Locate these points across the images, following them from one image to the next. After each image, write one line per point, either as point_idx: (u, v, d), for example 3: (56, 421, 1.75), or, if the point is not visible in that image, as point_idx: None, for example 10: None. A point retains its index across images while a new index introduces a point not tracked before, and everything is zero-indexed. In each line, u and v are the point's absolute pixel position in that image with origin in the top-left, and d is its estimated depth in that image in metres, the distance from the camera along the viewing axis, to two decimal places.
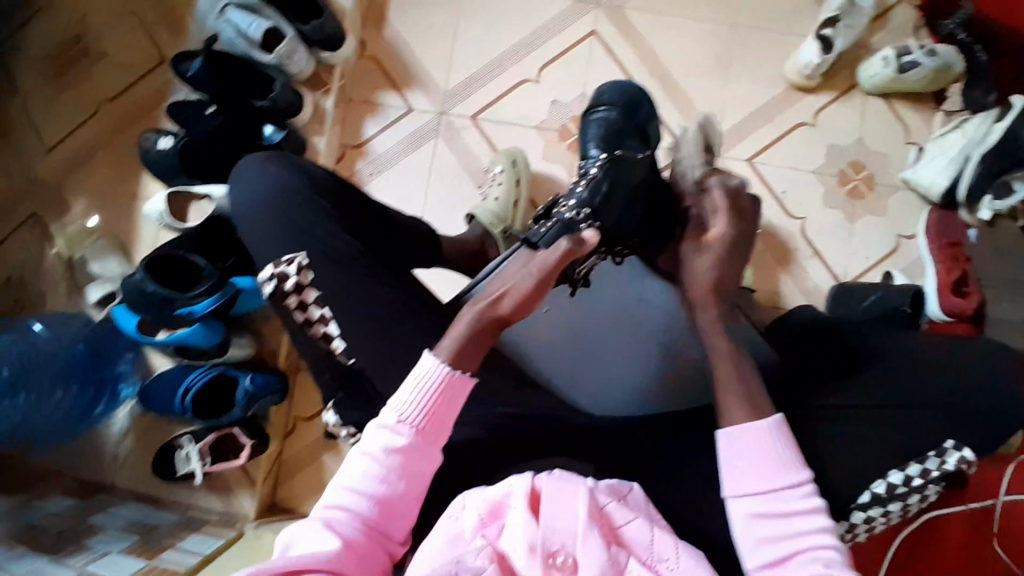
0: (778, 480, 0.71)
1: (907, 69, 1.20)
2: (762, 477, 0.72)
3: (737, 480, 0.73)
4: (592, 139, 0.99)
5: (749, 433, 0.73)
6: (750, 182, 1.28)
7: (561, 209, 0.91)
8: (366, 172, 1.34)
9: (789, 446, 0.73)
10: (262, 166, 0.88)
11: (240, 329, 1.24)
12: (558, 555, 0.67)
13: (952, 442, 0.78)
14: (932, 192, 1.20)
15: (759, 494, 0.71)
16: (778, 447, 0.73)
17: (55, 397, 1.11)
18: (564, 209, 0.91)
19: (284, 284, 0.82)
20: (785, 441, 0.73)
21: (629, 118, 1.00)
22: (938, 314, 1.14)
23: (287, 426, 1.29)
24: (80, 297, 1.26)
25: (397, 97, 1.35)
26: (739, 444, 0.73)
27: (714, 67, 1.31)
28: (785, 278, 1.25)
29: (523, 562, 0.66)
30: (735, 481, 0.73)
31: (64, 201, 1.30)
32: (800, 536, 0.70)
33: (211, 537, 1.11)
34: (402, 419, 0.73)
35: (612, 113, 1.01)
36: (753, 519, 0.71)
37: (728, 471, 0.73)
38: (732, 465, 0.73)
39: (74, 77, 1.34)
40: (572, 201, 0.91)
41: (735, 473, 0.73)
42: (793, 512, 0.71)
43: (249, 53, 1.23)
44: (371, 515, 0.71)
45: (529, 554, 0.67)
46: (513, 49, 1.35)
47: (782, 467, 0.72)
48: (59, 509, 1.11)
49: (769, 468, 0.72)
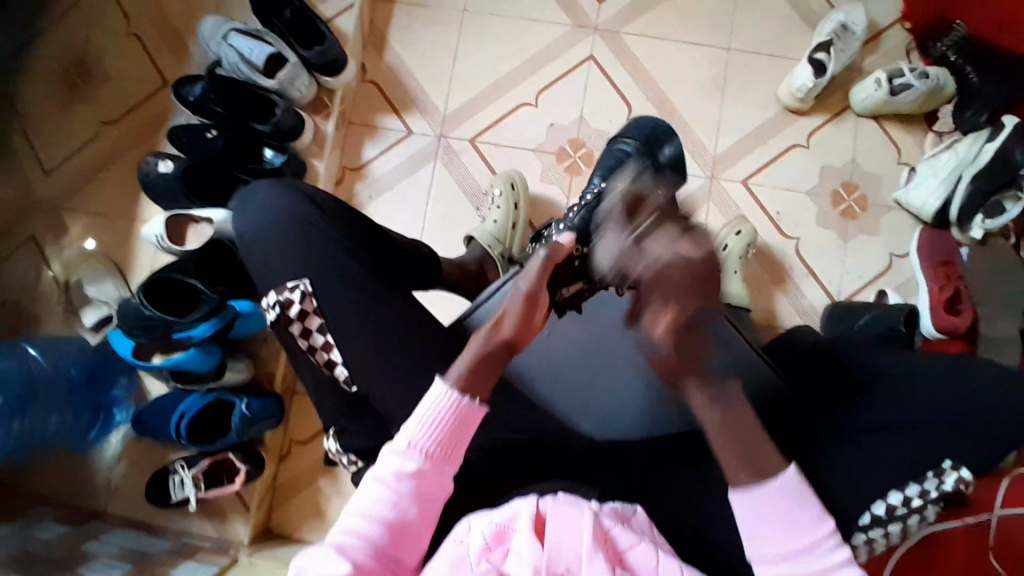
0: (799, 535, 0.65)
1: (899, 91, 1.22)
2: (782, 532, 0.66)
3: (756, 537, 0.67)
4: (602, 168, 1.10)
5: (765, 487, 0.67)
6: (746, 202, 1.30)
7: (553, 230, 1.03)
8: (365, 194, 1.34)
9: (809, 497, 0.66)
10: (270, 190, 0.89)
11: (238, 352, 1.23)
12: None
13: (950, 462, 0.78)
14: (924, 213, 1.22)
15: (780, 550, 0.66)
16: (797, 501, 0.66)
17: (50, 422, 1.11)
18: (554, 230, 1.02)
19: (288, 310, 0.82)
20: (805, 495, 0.66)
21: (645, 149, 1.10)
22: (932, 332, 1.15)
23: (284, 449, 1.27)
24: (75, 320, 1.25)
25: (397, 120, 1.37)
26: (755, 501, 0.67)
27: (709, 90, 1.33)
28: (780, 297, 1.26)
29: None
30: (754, 538, 0.67)
31: (61, 223, 1.30)
32: None
33: (203, 565, 1.08)
34: (413, 444, 0.72)
35: (629, 146, 1.10)
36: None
37: (745, 528, 0.67)
38: (750, 522, 0.67)
39: (74, 99, 1.34)
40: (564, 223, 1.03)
41: (752, 530, 0.67)
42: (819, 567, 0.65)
43: (251, 77, 1.24)
44: (383, 540, 0.69)
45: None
46: (512, 72, 1.36)
47: (799, 524, 0.66)
48: (51, 535, 1.09)
49: (786, 524, 0.66)
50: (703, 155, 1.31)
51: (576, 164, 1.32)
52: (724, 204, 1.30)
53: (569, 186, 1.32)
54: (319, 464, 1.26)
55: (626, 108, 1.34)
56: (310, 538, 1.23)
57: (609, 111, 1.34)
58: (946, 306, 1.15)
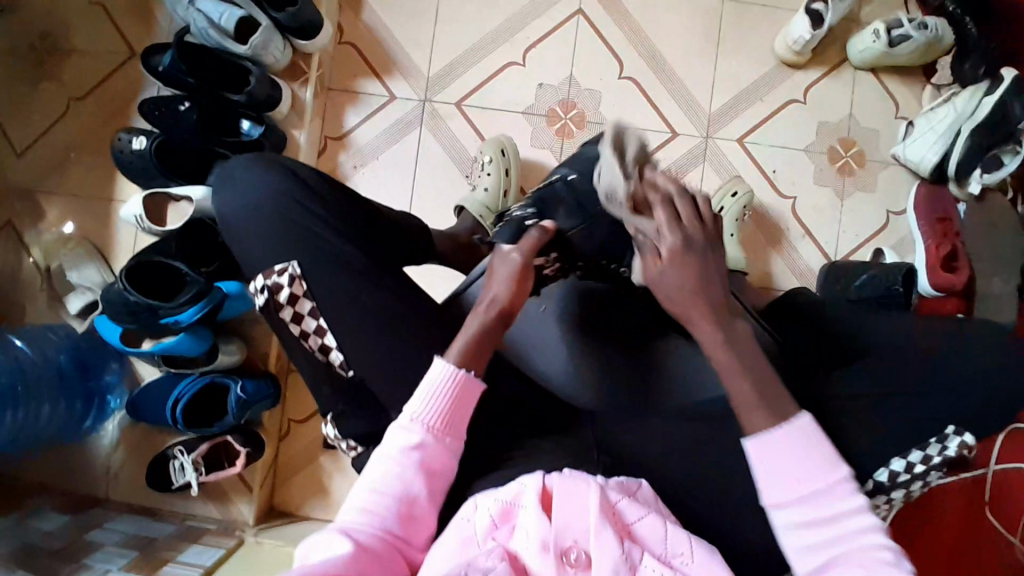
0: (817, 480, 0.65)
1: (898, 42, 1.18)
2: (799, 478, 0.65)
3: (774, 483, 0.66)
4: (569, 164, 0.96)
5: (779, 434, 0.66)
6: (742, 162, 1.27)
7: (513, 210, 0.93)
8: (349, 164, 1.29)
9: (824, 442, 0.66)
10: (249, 167, 0.85)
11: (228, 333, 1.21)
12: (571, 551, 0.66)
13: (952, 428, 0.77)
14: (922, 167, 1.20)
15: (798, 495, 0.65)
16: (812, 447, 0.66)
17: (43, 412, 1.08)
18: (514, 210, 0.92)
19: (278, 295, 0.79)
20: (820, 439, 0.66)
21: None
22: (928, 290, 1.15)
23: (282, 428, 1.26)
24: (59, 307, 1.22)
25: (379, 85, 1.31)
26: (772, 448, 0.66)
27: (704, 45, 1.28)
28: (777, 258, 1.25)
29: (537, 560, 0.65)
30: (772, 485, 0.66)
31: (35, 206, 1.25)
32: (841, 537, 0.64)
33: (210, 548, 1.08)
34: (416, 419, 0.73)
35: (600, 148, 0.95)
36: (792, 524, 0.65)
37: (763, 476, 0.66)
38: (767, 469, 0.66)
39: (37, 75, 1.27)
40: (522, 204, 0.93)
41: (770, 476, 0.66)
42: (835, 513, 0.64)
43: (222, 44, 1.16)
44: (389, 518, 0.70)
45: (542, 552, 0.65)
46: (498, 30, 1.30)
47: (817, 469, 0.65)
48: (53, 525, 1.08)
49: (803, 469, 0.65)
50: (698, 115, 1.27)
51: (568, 127, 1.28)
52: (720, 165, 1.27)
53: (561, 150, 1.28)
54: (320, 441, 1.26)
55: (619, 66, 1.29)
56: (315, 513, 1.24)
57: (600, 69, 1.29)
58: (942, 264, 1.15)
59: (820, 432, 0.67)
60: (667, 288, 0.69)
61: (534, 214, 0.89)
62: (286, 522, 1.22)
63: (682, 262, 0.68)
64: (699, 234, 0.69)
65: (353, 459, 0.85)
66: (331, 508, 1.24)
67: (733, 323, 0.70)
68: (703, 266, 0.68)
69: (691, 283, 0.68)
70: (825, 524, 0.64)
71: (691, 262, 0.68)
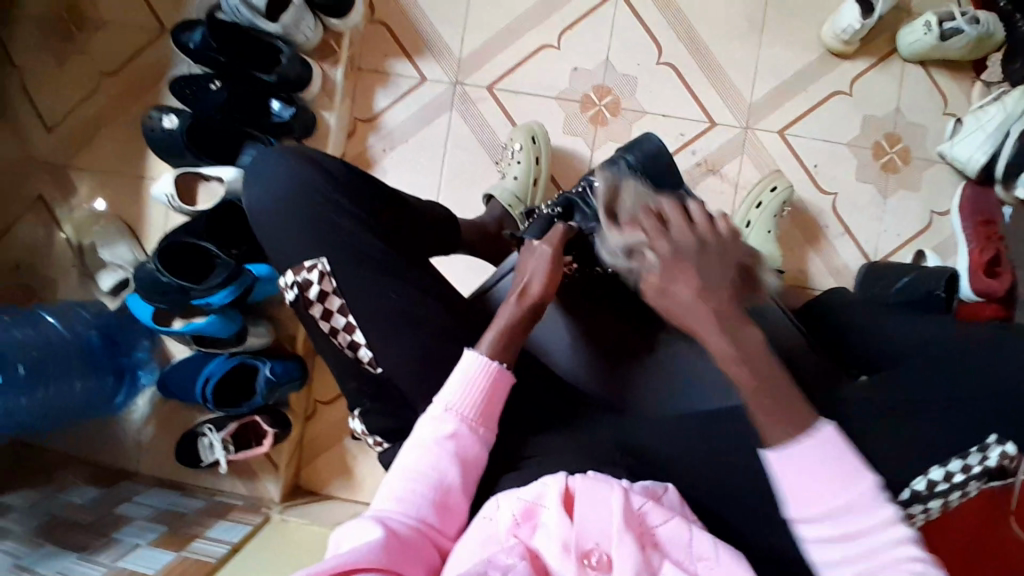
0: (838, 494, 0.58)
1: (949, 36, 1.13)
2: (822, 496, 0.58)
3: (799, 497, 0.59)
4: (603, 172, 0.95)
5: (802, 444, 0.59)
6: (781, 155, 1.23)
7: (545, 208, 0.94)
8: (378, 148, 1.28)
9: (851, 454, 0.59)
10: (279, 157, 0.85)
11: (256, 315, 1.21)
12: (592, 554, 0.64)
13: (995, 437, 0.70)
14: (968, 168, 1.16)
15: (827, 512, 0.58)
16: (839, 459, 0.59)
17: (75, 387, 1.10)
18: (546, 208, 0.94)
19: (308, 292, 0.79)
20: (849, 453, 0.59)
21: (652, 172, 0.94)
22: (969, 295, 1.09)
23: (308, 409, 1.27)
24: (91, 283, 1.24)
25: (409, 65, 1.28)
26: (793, 458, 0.59)
27: (747, 32, 1.24)
28: (814, 257, 1.22)
29: (557, 560, 0.63)
30: (797, 499, 0.59)
31: (67, 182, 1.26)
32: (877, 552, 0.58)
33: (236, 524, 1.10)
34: (449, 408, 0.73)
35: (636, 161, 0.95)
36: (819, 539, 0.59)
37: (788, 490, 0.60)
38: (791, 480, 0.59)
39: (69, 49, 1.27)
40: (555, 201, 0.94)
41: (798, 492, 0.59)
42: (865, 526, 0.58)
43: (254, 21, 1.14)
44: (422, 505, 0.69)
45: (562, 552, 0.63)
46: (532, 12, 1.27)
47: (846, 480, 0.58)
48: (82, 498, 1.11)
49: (833, 483, 0.58)
50: (737, 105, 1.24)
51: (602, 114, 1.25)
52: (758, 157, 1.23)
53: (593, 138, 1.25)
54: (344, 424, 1.26)
55: (657, 50, 1.25)
56: (340, 494, 1.26)
57: (636, 53, 1.25)
58: (985, 269, 1.09)
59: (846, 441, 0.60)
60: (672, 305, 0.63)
61: (562, 214, 0.91)
62: (310, 501, 1.24)
63: (681, 270, 0.62)
64: (692, 235, 0.63)
65: (381, 454, 0.84)
66: (355, 490, 1.25)
67: (744, 329, 0.62)
68: (700, 277, 0.62)
69: (692, 295, 0.62)
70: (856, 539, 0.58)
71: (687, 270, 0.62)
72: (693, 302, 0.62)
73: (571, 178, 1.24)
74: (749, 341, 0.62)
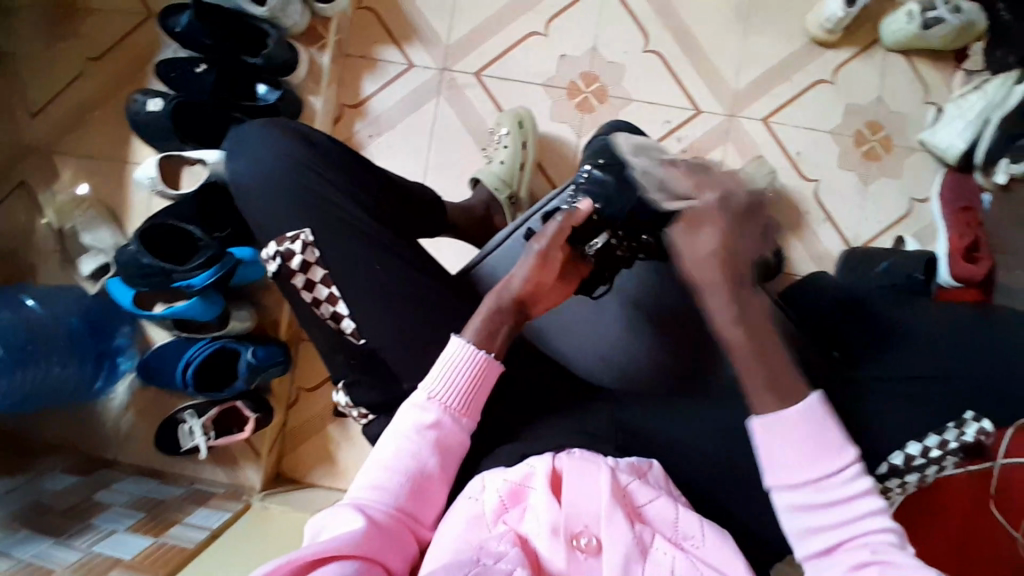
0: (819, 463, 0.60)
1: (932, 25, 1.15)
2: (801, 464, 0.61)
3: (779, 465, 0.61)
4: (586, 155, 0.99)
5: (789, 414, 0.61)
6: (766, 143, 1.24)
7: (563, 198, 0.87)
8: (365, 133, 1.28)
9: (830, 425, 0.61)
10: (267, 131, 0.85)
11: (240, 300, 1.21)
12: (581, 536, 0.63)
13: (972, 413, 0.74)
14: (949, 154, 1.18)
15: (805, 479, 0.60)
16: (819, 428, 0.61)
17: (54, 372, 1.09)
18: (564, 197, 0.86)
19: (291, 262, 0.78)
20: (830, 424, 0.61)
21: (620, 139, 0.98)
22: (947, 280, 1.09)
23: (291, 396, 1.26)
24: (72, 268, 1.22)
25: (397, 51, 1.28)
26: (777, 427, 0.61)
27: (732, 20, 1.25)
28: (796, 243, 1.23)
29: (546, 544, 0.63)
30: (780, 466, 0.62)
31: (49, 166, 1.24)
32: (850, 522, 0.59)
33: (217, 511, 1.09)
34: (432, 396, 0.72)
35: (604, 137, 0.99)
36: (798, 506, 0.61)
37: (767, 458, 0.62)
38: (771, 450, 0.62)
39: (52, 31, 1.26)
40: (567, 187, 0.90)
41: (780, 460, 0.61)
42: (839, 497, 0.60)
43: (241, 5, 1.13)
44: (401, 493, 0.67)
45: (552, 536, 0.63)
46: (519, 0, 1.27)
47: (825, 450, 0.61)
48: (60, 485, 1.10)
49: (813, 451, 0.60)
50: (723, 92, 1.25)
51: (589, 101, 1.25)
52: (742, 144, 1.24)
53: (580, 125, 1.25)
54: (329, 411, 1.25)
55: (644, 38, 1.26)
56: (320, 481, 1.24)
57: (624, 40, 1.26)
58: (964, 254, 1.10)
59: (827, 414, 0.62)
60: (682, 254, 0.67)
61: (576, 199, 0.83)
62: (292, 490, 1.23)
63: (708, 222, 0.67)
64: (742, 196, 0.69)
65: (364, 428, 0.84)
66: (338, 478, 1.24)
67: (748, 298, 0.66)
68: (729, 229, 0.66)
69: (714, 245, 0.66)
70: (828, 508, 0.60)
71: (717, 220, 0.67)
72: (701, 258, 0.66)
73: (557, 164, 1.25)
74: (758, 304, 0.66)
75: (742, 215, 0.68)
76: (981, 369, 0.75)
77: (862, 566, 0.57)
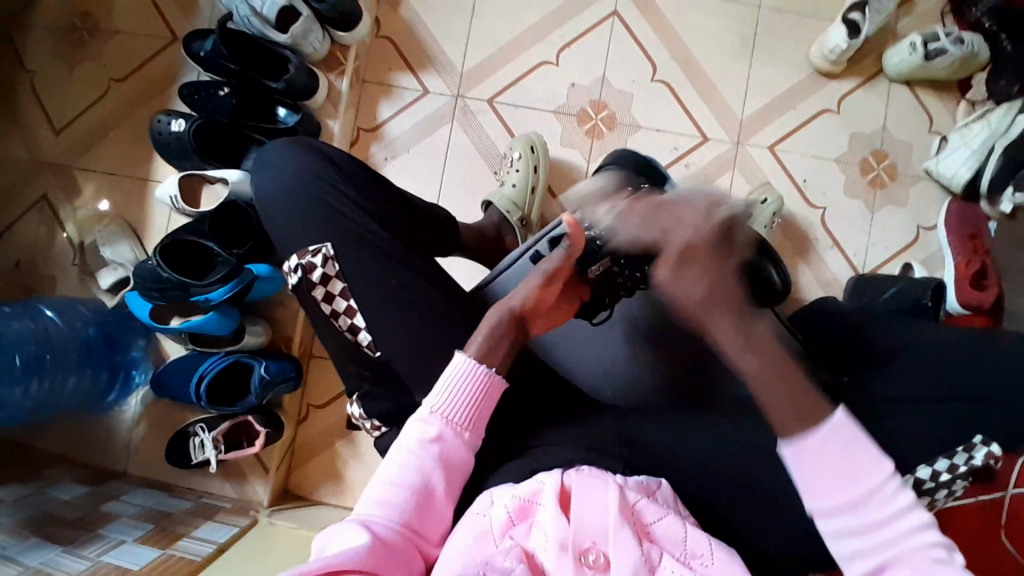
0: (857, 484, 0.58)
1: (934, 56, 1.18)
2: (839, 486, 0.59)
3: (815, 490, 0.59)
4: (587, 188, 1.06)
5: (817, 438, 0.59)
6: (772, 170, 1.26)
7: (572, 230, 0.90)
8: (380, 156, 1.31)
9: (864, 440, 0.59)
10: (288, 148, 0.88)
11: (255, 316, 1.23)
12: (589, 553, 0.62)
13: (980, 437, 0.73)
14: (954, 184, 1.19)
15: (844, 502, 0.59)
16: (852, 448, 0.59)
17: (68, 383, 1.12)
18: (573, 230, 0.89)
19: (311, 275, 0.80)
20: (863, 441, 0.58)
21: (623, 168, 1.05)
22: (956, 307, 1.11)
23: (301, 412, 1.27)
24: (92, 282, 1.26)
25: (412, 78, 1.33)
26: (810, 448, 0.59)
27: (738, 51, 1.28)
28: (804, 268, 1.24)
29: (553, 561, 0.61)
30: (815, 491, 0.60)
31: (74, 183, 1.29)
32: (895, 540, 0.58)
33: (223, 526, 1.09)
34: (435, 410, 0.71)
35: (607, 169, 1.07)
36: (839, 529, 0.59)
37: (806, 484, 0.60)
38: (810, 476, 0.60)
39: (82, 56, 1.32)
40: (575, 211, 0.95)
41: (814, 486, 0.59)
42: (882, 516, 0.58)
43: (264, 32, 1.19)
44: (406, 509, 0.67)
45: (558, 552, 0.61)
46: (532, 30, 1.32)
47: (864, 471, 0.59)
48: (71, 495, 1.11)
49: (848, 474, 0.59)
50: (729, 119, 1.28)
51: (598, 127, 1.29)
52: (749, 170, 1.27)
53: (590, 151, 1.28)
54: (338, 426, 1.26)
55: (651, 68, 1.29)
56: (327, 498, 1.25)
57: (632, 70, 1.29)
58: (972, 281, 1.11)
59: (858, 429, 0.59)
60: (676, 298, 0.60)
61: None
62: (299, 506, 1.23)
63: (694, 265, 0.59)
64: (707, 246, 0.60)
65: (377, 440, 0.84)
66: (345, 495, 1.24)
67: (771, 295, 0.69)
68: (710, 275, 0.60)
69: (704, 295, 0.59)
70: (872, 528, 0.58)
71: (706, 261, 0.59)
72: (701, 301, 0.59)
73: (567, 188, 1.28)
74: (757, 334, 0.60)
75: (725, 241, 0.61)
76: (986, 388, 0.75)
77: None
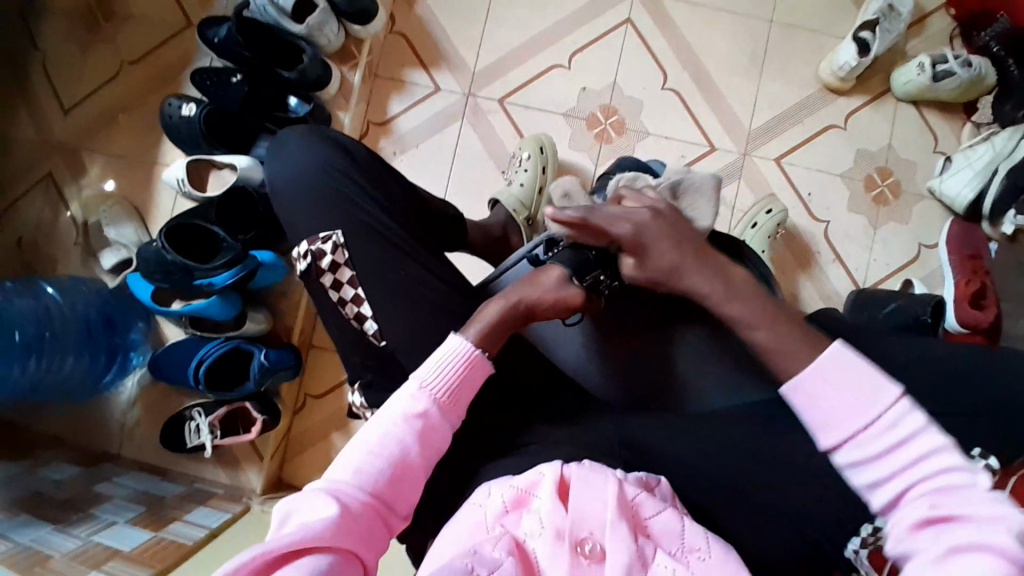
0: (863, 410, 0.61)
1: (942, 77, 1.19)
2: (846, 412, 0.61)
3: (825, 423, 0.62)
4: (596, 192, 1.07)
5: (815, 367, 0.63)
6: (779, 182, 1.27)
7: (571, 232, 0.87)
8: (389, 151, 1.32)
9: (867, 368, 0.62)
10: (302, 136, 0.88)
11: (256, 303, 1.23)
12: (586, 543, 0.62)
13: (978, 449, 0.74)
14: (957, 204, 1.20)
15: (853, 430, 0.61)
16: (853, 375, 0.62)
17: (66, 363, 1.11)
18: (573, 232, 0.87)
19: (320, 261, 0.80)
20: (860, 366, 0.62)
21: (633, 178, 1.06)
22: (955, 325, 1.11)
23: (298, 402, 1.27)
24: (94, 263, 1.25)
25: (424, 76, 1.33)
26: (811, 380, 0.63)
27: (748, 64, 1.30)
28: (805, 281, 1.25)
29: (547, 550, 0.61)
30: (826, 426, 0.62)
31: (82, 163, 1.29)
32: (910, 468, 0.58)
33: (216, 511, 1.08)
34: (424, 386, 0.70)
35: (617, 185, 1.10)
36: (852, 463, 0.61)
37: (814, 416, 0.63)
38: (816, 406, 0.63)
39: (96, 37, 1.32)
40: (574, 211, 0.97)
41: (821, 417, 0.62)
42: (895, 443, 0.59)
43: (279, 21, 1.19)
44: (380, 480, 0.66)
45: (555, 541, 0.61)
46: (546, 32, 1.33)
47: (865, 398, 0.61)
48: (62, 475, 1.10)
49: (849, 403, 0.61)
50: (737, 131, 1.29)
51: (606, 132, 1.29)
52: (755, 181, 1.28)
53: (598, 154, 1.29)
54: (334, 418, 1.26)
55: (662, 77, 1.30)
56: None
57: (642, 78, 1.31)
58: (971, 299, 1.12)
59: (862, 360, 0.63)
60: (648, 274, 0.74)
61: None
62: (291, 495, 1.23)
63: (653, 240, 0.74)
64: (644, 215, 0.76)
65: None
66: None
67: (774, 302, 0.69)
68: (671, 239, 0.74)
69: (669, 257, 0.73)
70: (885, 458, 0.60)
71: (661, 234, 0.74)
72: (670, 265, 0.73)
73: None
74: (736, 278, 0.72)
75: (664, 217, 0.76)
76: (988, 404, 0.75)
77: (926, 519, 0.56)
